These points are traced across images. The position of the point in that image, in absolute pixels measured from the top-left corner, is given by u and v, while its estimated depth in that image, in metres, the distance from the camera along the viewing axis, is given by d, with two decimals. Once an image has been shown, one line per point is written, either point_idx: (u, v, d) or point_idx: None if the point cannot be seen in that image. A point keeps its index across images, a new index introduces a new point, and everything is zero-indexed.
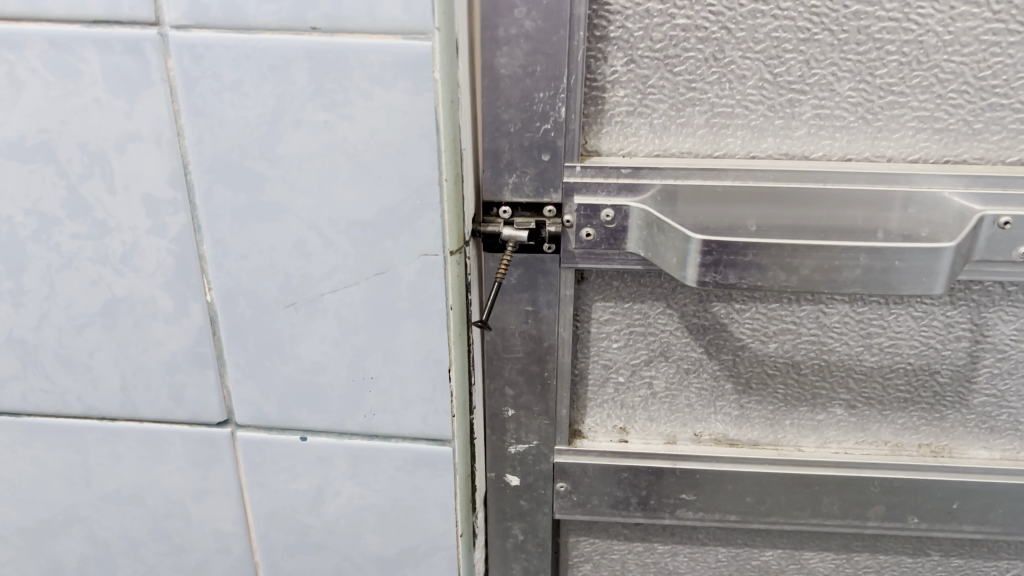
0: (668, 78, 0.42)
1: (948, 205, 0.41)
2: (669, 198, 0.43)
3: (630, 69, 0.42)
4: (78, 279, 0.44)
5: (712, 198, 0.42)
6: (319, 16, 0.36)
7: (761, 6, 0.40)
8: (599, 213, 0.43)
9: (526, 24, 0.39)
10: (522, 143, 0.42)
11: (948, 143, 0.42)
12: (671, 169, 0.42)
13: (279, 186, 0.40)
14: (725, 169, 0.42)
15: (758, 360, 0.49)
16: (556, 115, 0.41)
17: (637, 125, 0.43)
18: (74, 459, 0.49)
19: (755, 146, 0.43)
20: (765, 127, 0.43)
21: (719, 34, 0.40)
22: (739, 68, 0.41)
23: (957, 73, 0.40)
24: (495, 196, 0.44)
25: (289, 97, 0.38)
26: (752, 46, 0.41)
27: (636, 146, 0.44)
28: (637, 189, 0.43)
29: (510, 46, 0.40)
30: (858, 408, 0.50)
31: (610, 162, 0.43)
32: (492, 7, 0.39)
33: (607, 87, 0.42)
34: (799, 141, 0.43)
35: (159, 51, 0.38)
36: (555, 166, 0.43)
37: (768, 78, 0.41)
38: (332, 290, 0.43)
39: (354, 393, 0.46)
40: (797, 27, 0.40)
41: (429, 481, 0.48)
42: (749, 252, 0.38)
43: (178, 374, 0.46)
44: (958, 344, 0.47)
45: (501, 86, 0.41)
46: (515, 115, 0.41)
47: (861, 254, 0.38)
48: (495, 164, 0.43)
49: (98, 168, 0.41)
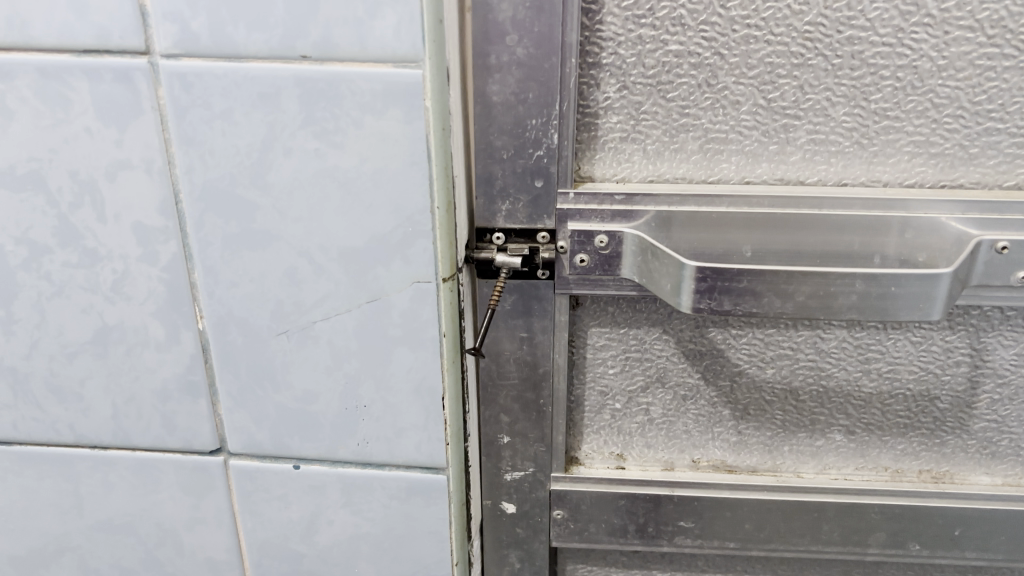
0: (661, 104, 0.42)
1: (946, 229, 0.41)
2: (664, 224, 0.42)
3: (622, 96, 0.42)
4: (68, 308, 0.43)
5: (707, 224, 0.42)
6: (309, 44, 0.36)
7: (754, 32, 0.39)
8: (593, 239, 0.43)
9: (518, 51, 0.39)
10: (515, 169, 0.42)
11: (944, 168, 0.42)
12: (665, 196, 0.42)
13: (270, 215, 0.40)
14: (719, 196, 0.42)
15: (755, 386, 0.48)
16: (549, 141, 0.41)
17: (630, 151, 0.43)
18: (65, 488, 0.49)
19: (750, 172, 0.43)
20: (759, 152, 0.42)
21: (712, 59, 0.40)
22: (733, 94, 0.41)
23: (952, 97, 0.40)
24: (488, 222, 0.43)
25: (279, 125, 0.38)
26: (746, 72, 0.40)
27: (629, 173, 0.44)
28: (631, 215, 0.42)
29: (502, 73, 0.40)
30: (858, 434, 0.49)
31: (604, 188, 0.43)
32: (484, 35, 0.39)
33: (600, 113, 0.42)
34: (794, 166, 0.43)
35: (149, 80, 0.38)
36: (549, 192, 0.42)
37: (762, 103, 0.41)
38: (324, 317, 0.42)
39: (347, 421, 0.45)
40: (791, 52, 0.40)
41: (423, 510, 0.47)
42: (744, 279, 0.38)
43: (170, 402, 0.46)
44: (958, 370, 0.46)
45: (494, 113, 0.40)
46: (508, 143, 0.41)
47: (857, 280, 0.37)
48: (488, 191, 0.42)
49: (89, 197, 0.41)
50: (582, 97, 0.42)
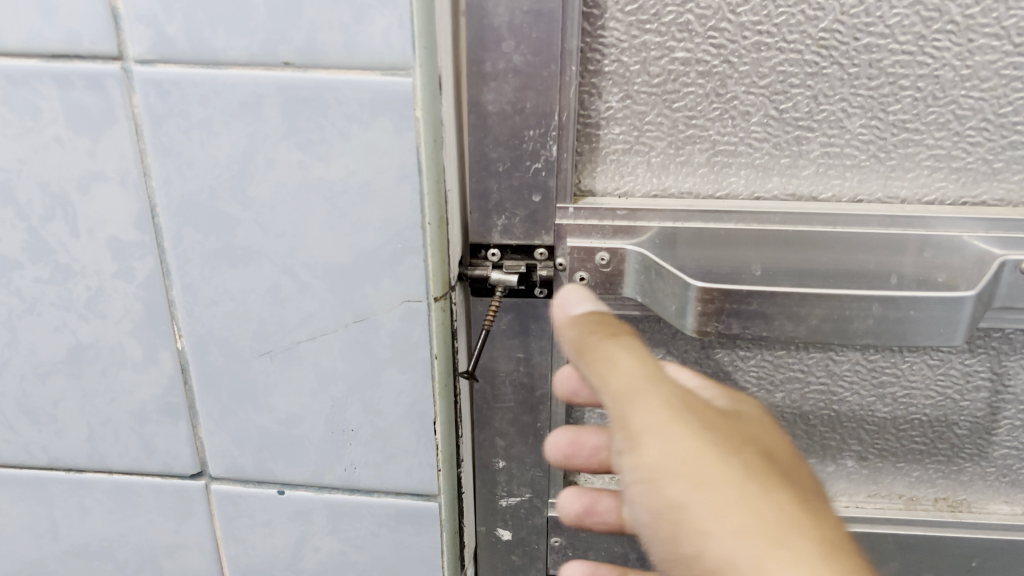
0: (666, 114, 0.39)
1: (967, 249, 0.39)
2: (668, 241, 0.40)
3: (626, 105, 0.39)
4: (40, 326, 0.41)
5: (713, 242, 0.39)
6: (291, 50, 0.34)
7: (765, 39, 0.37)
8: (593, 256, 0.40)
9: (515, 58, 0.37)
10: (511, 182, 0.40)
11: (966, 183, 0.40)
12: (670, 211, 0.40)
13: (251, 229, 0.38)
14: (727, 212, 0.39)
15: None
16: (547, 154, 0.39)
17: (633, 164, 0.41)
18: (39, 512, 0.47)
19: (760, 186, 0.41)
20: (769, 166, 0.40)
21: (721, 67, 0.38)
22: (742, 104, 0.39)
23: (975, 109, 0.38)
24: (483, 238, 0.41)
25: (260, 135, 0.36)
26: (756, 81, 0.38)
27: (633, 186, 0.41)
28: (633, 231, 0.40)
29: (498, 81, 0.37)
30: (870, 460, 0.47)
31: (606, 203, 0.40)
32: (479, 41, 0.36)
33: (602, 124, 0.40)
34: (806, 181, 0.40)
35: (122, 88, 0.35)
36: (547, 207, 0.40)
37: (773, 114, 0.39)
38: (309, 338, 0.40)
39: (333, 446, 0.43)
40: (804, 60, 0.37)
41: (414, 538, 0.45)
42: (754, 301, 0.37)
43: (149, 424, 0.43)
44: (977, 395, 0.44)
45: (489, 123, 0.38)
46: (504, 154, 0.39)
47: (873, 304, 0.36)
48: (483, 205, 0.40)
49: (61, 210, 0.38)
50: (583, 106, 0.40)
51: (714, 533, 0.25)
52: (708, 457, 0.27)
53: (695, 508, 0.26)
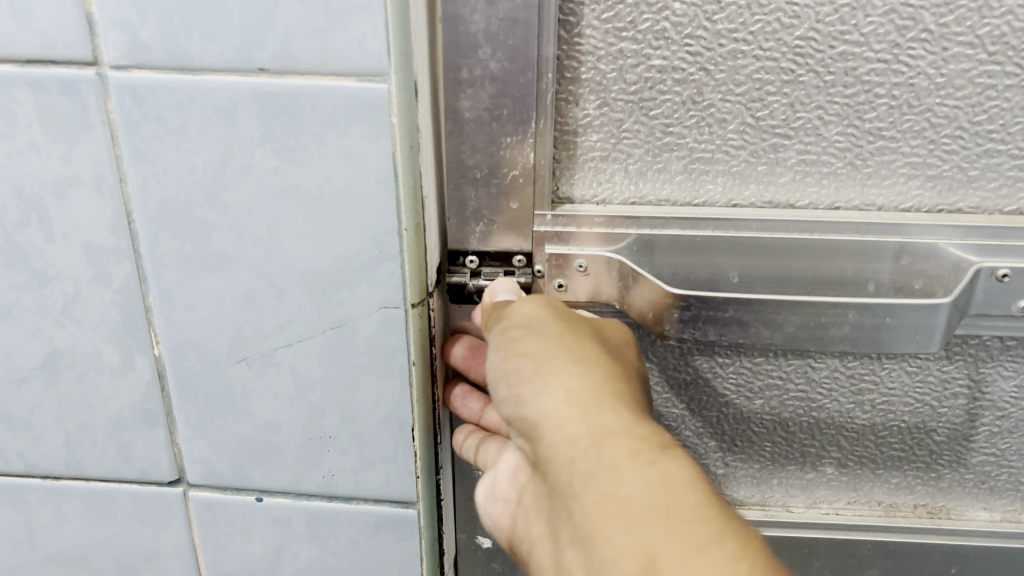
0: (643, 122, 0.39)
1: (944, 256, 0.39)
2: (646, 248, 0.40)
3: (603, 113, 0.39)
4: (16, 332, 0.41)
5: (691, 249, 0.40)
6: (267, 56, 0.34)
7: (742, 46, 0.37)
8: (570, 263, 0.40)
9: (491, 65, 0.37)
10: (489, 189, 0.40)
11: (942, 191, 0.40)
12: (647, 218, 0.40)
13: (228, 235, 0.38)
14: (704, 220, 0.39)
15: (742, 417, 0.46)
16: (524, 161, 0.39)
17: (611, 171, 0.41)
18: (16, 519, 0.46)
19: (737, 194, 0.41)
20: (746, 173, 0.40)
21: (698, 75, 0.38)
22: (719, 112, 0.39)
23: (950, 117, 0.38)
24: (461, 245, 0.41)
25: (236, 142, 0.36)
26: (733, 89, 0.38)
27: (611, 194, 0.41)
28: (611, 238, 0.40)
29: (474, 88, 0.37)
30: (850, 468, 0.47)
31: (584, 210, 0.40)
32: (454, 47, 0.36)
33: (579, 131, 0.40)
34: (784, 189, 0.41)
35: (97, 92, 0.35)
36: (525, 214, 0.40)
37: (750, 122, 0.39)
38: (286, 344, 0.40)
39: (311, 453, 0.43)
40: (781, 68, 0.37)
41: (393, 545, 0.45)
42: (730, 308, 0.37)
43: (126, 431, 0.43)
44: (955, 402, 0.44)
45: (466, 129, 0.38)
46: (481, 161, 0.39)
47: (850, 311, 0.37)
48: (461, 213, 0.40)
49: (36, 215, 0.38)
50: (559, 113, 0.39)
51: (529, 353, 0.35)
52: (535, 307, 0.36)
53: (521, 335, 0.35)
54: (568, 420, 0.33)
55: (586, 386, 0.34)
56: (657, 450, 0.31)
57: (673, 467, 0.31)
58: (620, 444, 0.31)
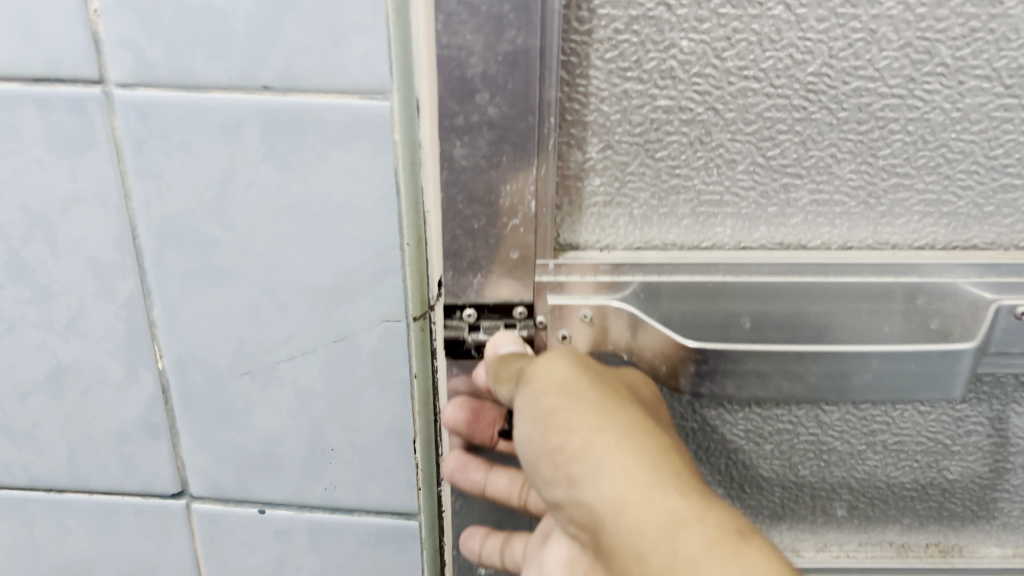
0: (648, 163, 0.39)
1: (962, 295, 0.39)
2: (652, 295, 0.39)
3: (606, 155, 0.39)
4: (21, 346, 0.41)
5: (702, 295, 0.39)
6: (270, 74, 0.34)
7: (752, 85, 0.37)
8: (575, 314, 0.39)
9: (489, 110, 0.35)
10: (488, 240, 0.38)
11: (957, 228, 0.41)
12: (655, 264, 0.39)
13: (231, 250, 0.38)
14: (715, 265, 0.38)
15: (751, 465, 0.46)
16: (525, 209, 0.37)
17: (615, 216, 0.41)
18: (20, 532, 0.47)
19: (747, 236, 0.41)
20: (757, 215, 0.41)
21: (706, 115, 0.38)
22: (729, 152, 0.39)
23: (966, 152, 0.39)
24: (457, 298, 0.39)
25: (240, 158, 0.36)
26: (742, 128, 0.38)
27: (614, 240, 0.41)
28: (617, 285, 0.39)
29: (470, 135, 0.36)
30: (860, 509, 0.48)
31: (588, 258, 0.39)
32: (451, 92, 0.35)
33: (583, 175, 0.40)
34: (794, 230, 0.41)
35: (103, 110, 0.36)
36: (526, 265, 0.39)
37: (760, 162, 0.39)
38: (289, 358, 0.41)
39: (313, 466, 0.43)
40: (792, 106, 0.38)
41: (395, 556, 0.45)
42: (750, 360, 0.38)
43: (129, 444, 0.43)
44: (969, 439, 0.45)
45: (461, 177, 0.36)
46: (479, 211, 0.37)
47: (873, 360, 0.37)
48: (457, 263, 0.38)
49: (41, 231, 0.39)
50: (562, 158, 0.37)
51: (575, 429, 0.33)
52: (573, 372, 0.35)
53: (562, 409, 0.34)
54: (633, 505, 0.31)
55: (644, 463, 0.32)
56: (736, 540, 0.29)
57: (757, 558, 0.28)
58: (695, 534, 0.29)
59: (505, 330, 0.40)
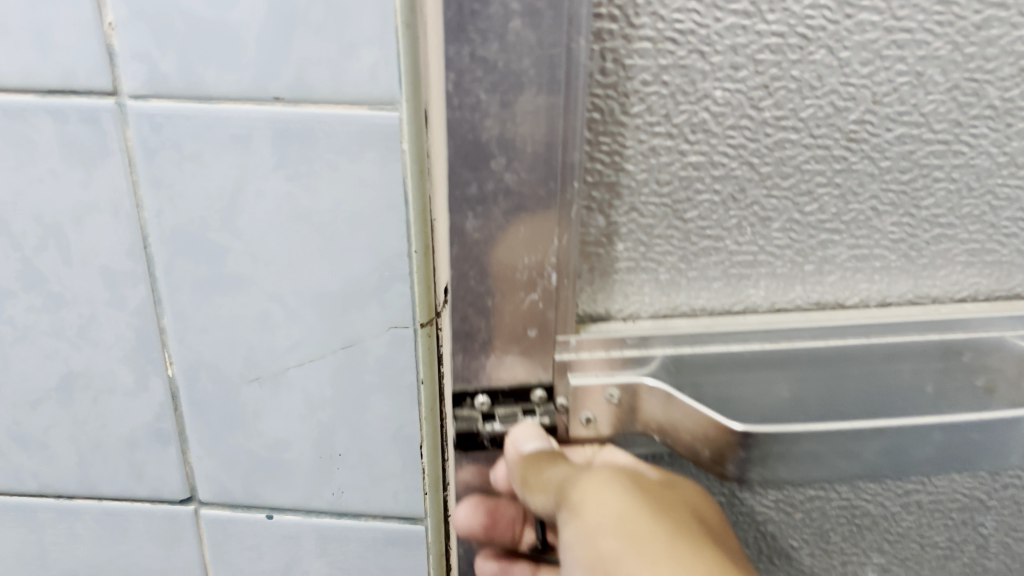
0: (678, 225, 0.42)
1: (1008, 349, 0.43)
2: (677, 366, 0.42)
3: (632, 220, 0.41)
4: (33, 354, 0.42)
5: (726, 365, 0.42)
6: (282, 86, 0.35)
7: (790, 136, 0.39)
8: (602, 395, 0.42)
9: (507, 179, 0.37)
10: (504, 317, 0.40)
11: (1001, 278, 0.45)
12: (685, 335, 0.42)
13: (242, 259, 0.39)
14: (755, 333, 0.42)
15: (782, 536, 0.49)
16: (546, 283, 0.40)
17: (639, 283, 0.43)
18: (29, 538, 0.47)
19: (782, 296, 0.44)
20: (793, 275, 0.44)
21: (740, 169, 0.40)
22: (765, 208, 0.41)
23: (1012, 197, 0.43)
24: (469, 382, 0.42)
25: (251, 168, 0.37)
26: (778, 183, 0.41)
27: (639, 309, 0.44)
28: (644, 360, 0.42)
29: (484, 205, 0.37)
30: (892, 570, 0.51)
31: (613, 330, 0.42)
32: (467, 161, 0.36)
33: (608, 240, 0.42)
34: (831, 287, 0.44)
35: (116, 121, 0.36)
36: (545, 338, 0.41)
37: (797, 217, 0.42)
38: (298, 364, 0.41)
39: (321, 471, 0.44)
40: (833, 155, 0.40)
41: (401, 561, 0.46)
42: (804, 440, 0.38)
43: (139, 450, 0.44)
44: (1003, 493, 0.49)
45: (475, 250, 0.38)
46: (492, 287, 0.39)
47: (936, 432, 0.39)
48: (468, 344, 0.41)
49: (54, 240, 0.39)
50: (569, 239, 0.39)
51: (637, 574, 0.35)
52: (644, 520, 0.37)
53: (624, 556, 0.35)
54: None
55: None
56: None
57: None
58: None
59: (523, 420, 0.42)
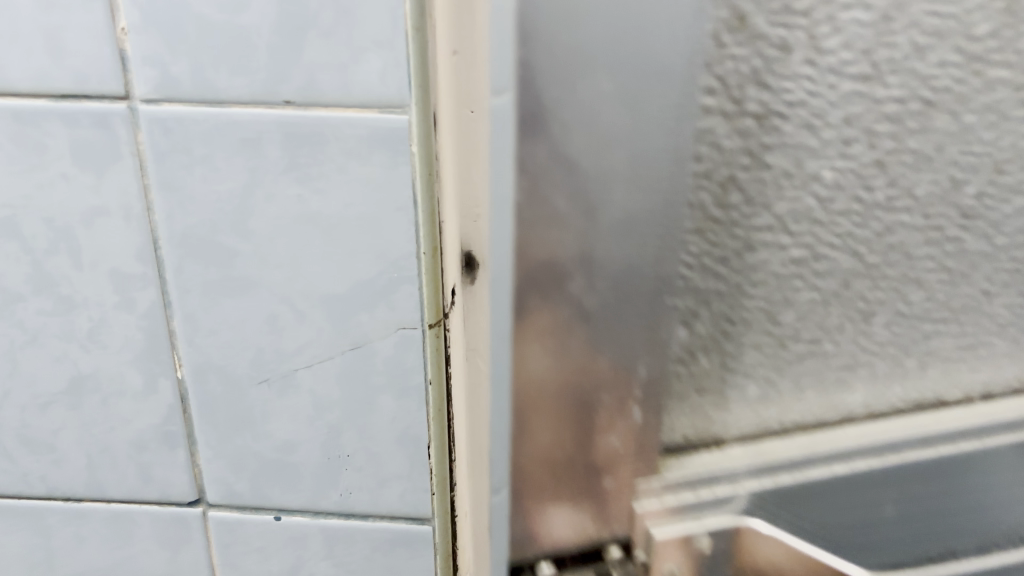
0: (769, 333, 0.48)
1: None
2: (766, 508, 0.49)
3: (712, 346, 0.48)
4: (42, 358, 0.42)
5: (809, 486, 0.50)
6: (292, 89, 0.35)
7: (904, 222, 0.47)
8: (691, 543, 0.48)
9: (585, 303, 0.42)
10: (573, 468, 0.46)
11: None
12: (790, 457, 0.50)
13: (251, 261, 0.39)
14: (838, 449, 0.50)
15: None
16: (632, 420, 0.46)
17: (730, 399, 0.50)
18: (35, 542, 0.47)
19: (884, 397, 0.52)
20: (879, 369, 0.51)
21: (845, 258, 0.47)
22: (906, 291, 0.49)
23: None
24: (527, 551, 0.48)
25: (261, 170, 0.37)
26: (888, 275, 0.48)
27: (728, 431, 0.50)
28: (731, 496, 0.49)
29: (560, 338, 0.42)
30: None
31: (692, 467, 0.49)
32: (551, 281, 0.41)
33: (698, 355, 0.48)
34: (935, 378, 0.53)
35: (128, 125, 0.37)
36: (617, 483, 0.47)
37: (904, 308, 0.50)
38: (306, 365, 0.41)
39: (329, 472, 0.44)
40: (946, 234, 0.48)
41: (406, 561, 0.46)
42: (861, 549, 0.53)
43: (147, 453, 0.44)
44: None
45: (545, 386, 0.43)
46: (600, 428, 0.46)
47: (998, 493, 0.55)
48: (519, 472, 0.45)
49: (64, 243, 0.39)
50: (664, 321, 0.44)
51: None
52: None
53: None
54: None
55: None
56: None
57: None
58: None
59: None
